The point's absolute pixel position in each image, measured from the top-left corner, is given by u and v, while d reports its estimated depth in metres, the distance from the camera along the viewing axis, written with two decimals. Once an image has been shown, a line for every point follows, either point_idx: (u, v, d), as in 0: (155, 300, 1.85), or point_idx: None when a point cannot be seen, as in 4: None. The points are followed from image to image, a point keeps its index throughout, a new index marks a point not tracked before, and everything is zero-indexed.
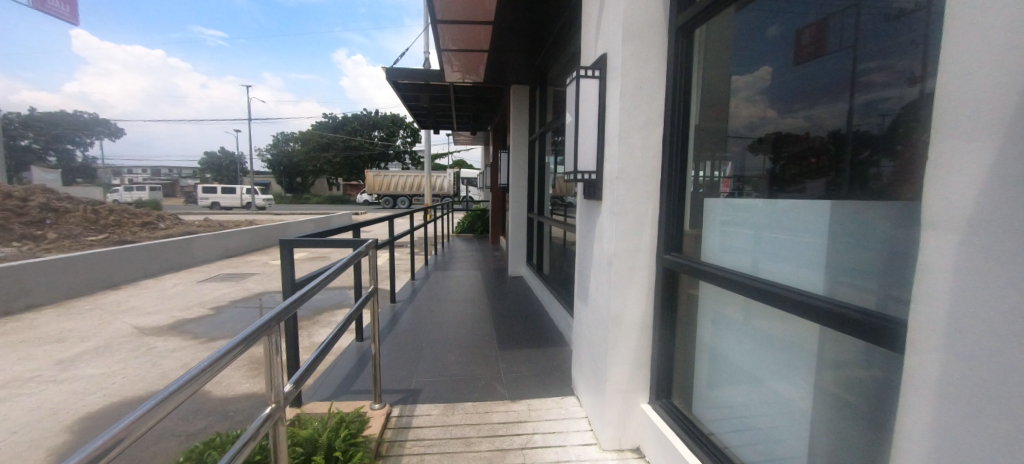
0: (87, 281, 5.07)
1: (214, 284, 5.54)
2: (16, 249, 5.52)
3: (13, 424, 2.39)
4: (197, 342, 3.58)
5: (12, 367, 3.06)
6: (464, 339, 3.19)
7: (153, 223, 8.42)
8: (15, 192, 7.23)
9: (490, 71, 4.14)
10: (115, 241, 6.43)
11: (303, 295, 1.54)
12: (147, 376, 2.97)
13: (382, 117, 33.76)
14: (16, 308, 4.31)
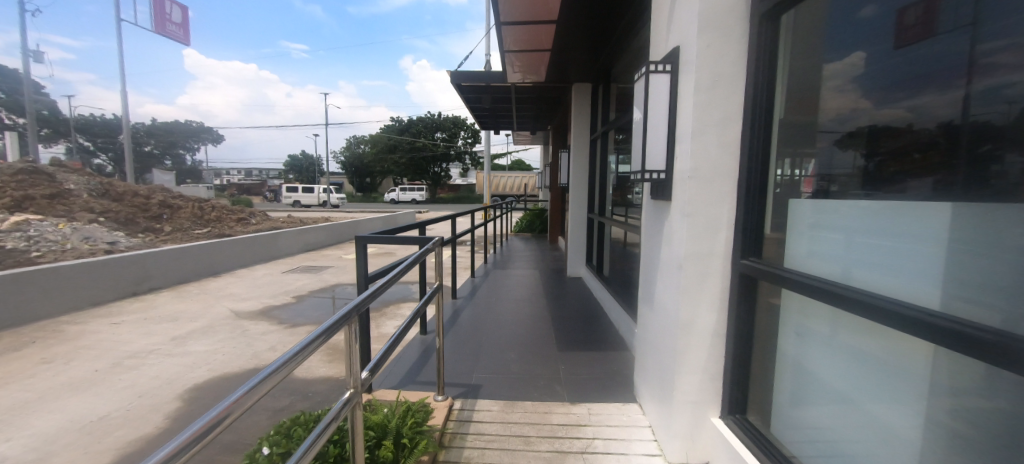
0: (196, 269, 5.82)
1: (296, 275, 6.11)
2: (143, 240, 6.49)
3: (139, 389, 2.80)
4: (282, 326, 3.96)
5: (139, 340, 3.60)
6: (523, 337, 3.20)
7: (247, 219, 9.47)
8: (142, 192, 8.48)
9: (551, 70, 4.13)
10: (218, 235, 7.33)
11: (379, 288, 1.64)
12: (241, 355, 3.33)
13: (444, 119, 35.06)
14: (142, 290, 5.06)
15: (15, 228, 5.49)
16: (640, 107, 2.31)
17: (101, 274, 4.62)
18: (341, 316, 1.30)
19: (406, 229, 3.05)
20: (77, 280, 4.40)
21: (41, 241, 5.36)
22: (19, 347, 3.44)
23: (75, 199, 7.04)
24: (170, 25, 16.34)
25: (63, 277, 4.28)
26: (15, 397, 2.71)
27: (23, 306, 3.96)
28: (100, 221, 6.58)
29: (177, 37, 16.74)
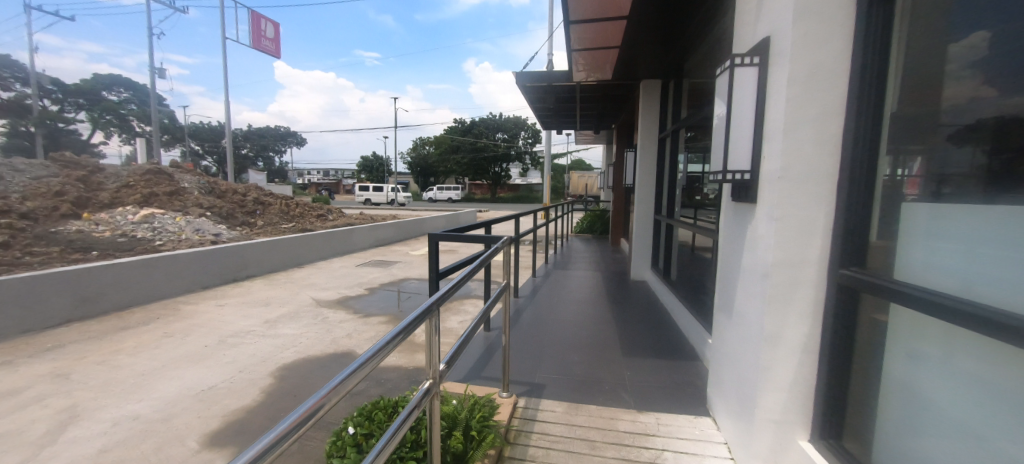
0: (284, 260, 6.43)
1: (368, 268, 6.52)
2: (241, 232, 7.31)
3: (240, 364, 3.16)
4: (357, 315, 4.26)
5: (239, 321, 4.06)
6: (586, 340, 3.17)
7: (325, 215, 10.30)
8: (240, 190, 9.55)
9: (619, 67, 4.03)
10: (301, 229, 8.05)
11: (456, 285, 1.72)
12: (322, 340, 3.64)
13: (506, 120, 35.57)
14: (241, 277, 5.70)
15: (146, 220, 6.45)
16: (723, 102, 2.17)
17: (209, 261, 5.27)
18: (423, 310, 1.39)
19: (474, 227, 3.14)
20: (192, 266, 5.06)
21: (164, 231, 6.24)
22: (148, 321, 4.04)
23: (189, 196, 8.12)
24: (264, 40, 18.12)
25: (181, 264, 4.95)
26: (145, 364, 3.18)
27: (150, 287, 4.63)
28: (207, 215, 7.50)
29: (270, 51, 18.52)
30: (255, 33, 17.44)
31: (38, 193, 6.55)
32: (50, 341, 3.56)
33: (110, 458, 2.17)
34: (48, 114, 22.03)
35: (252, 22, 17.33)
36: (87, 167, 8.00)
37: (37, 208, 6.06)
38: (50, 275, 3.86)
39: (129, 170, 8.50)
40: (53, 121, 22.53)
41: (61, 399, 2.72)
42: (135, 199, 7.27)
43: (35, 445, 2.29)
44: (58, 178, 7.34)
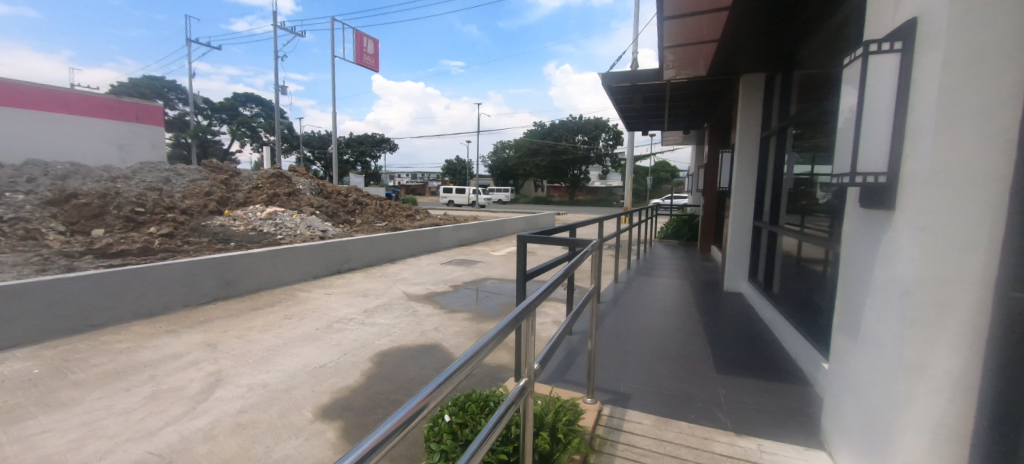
0: (379, 255, 7.03)
1: (452, 266, 6.88)
2: (343, 229, 8.15)
3: (345, 348, 3.54)
4: (443, 310, 4.53)
5: (344, 308, 4.55)
6: (675, 352, 3.01)
7: (413, 215, 11.09)
8: (344, 191, 10.69)
9: (715, 62, 3.80)
10: (393, 228, 8.75)
11: (550, 286, 1.76)
12: (413, 331, 3.92)
13: (586, 122, 35.12)
14: (344, 270, 6.36)
15: (270, 217, 7.48)
16: (854, 92, 1.90)
17: (319, 254, 5.96)
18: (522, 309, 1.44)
19: (559, 230, 3.19)
20: (306, 257, 5.77)
21: (284, 227, 7.19)
22: (272, 303, 4.70)
23: (302, 197, 9.25)
24: (365, 56, 20.00)
25: (298, 255, 5.66)
26: (271, 340, 3.71)
27: (273, 274, 5.37)
28: (316, 213, 8.48)
29: (369, 65, 20.40)
30: (359, 51, 19.45)
31: (194, 193, 7.97)
32: (204, 316, 4.32)
33: (247, 419, 2.60)
34: (202, 128, 26.91)
35: (355, 41, 19.26)
36: (228, 171, 9.52)
37: (193, 206, 7.36)
38: (203, 261, 4.66)
39: (258, 174, 9.95)
40: (204, 134, 27.35)
41: (211, 363, 3.29)
42: (261, 198, 8.49)
43: (193, 400, 2.81)
44: (208, 181, 8.86)
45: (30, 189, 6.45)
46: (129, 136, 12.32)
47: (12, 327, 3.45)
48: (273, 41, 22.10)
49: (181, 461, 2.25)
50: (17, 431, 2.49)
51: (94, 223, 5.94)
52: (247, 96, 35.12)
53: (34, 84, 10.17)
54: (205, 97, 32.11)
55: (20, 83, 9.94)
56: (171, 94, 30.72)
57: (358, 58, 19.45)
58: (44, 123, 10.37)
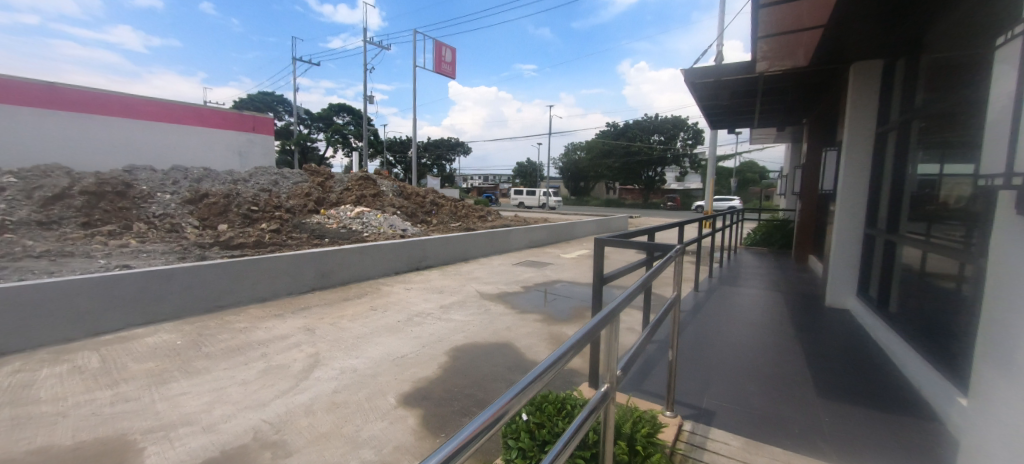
0: (454, 254, 7.36)
1: (524, 267, 6.97)
2: (421, 229, 8.66)
3: (424, 340, 3.76)
4: (514, 310, 4.62)
5: (423, 303, 4.83)
6: (766, 371, 2.76)
7: (484, 216, 11.42)
8: (422, 193, 11.35)
9: (818, 50, 3.45)
10: (466, 228, 9.12)
11: (634, 290, 1.72)
12: (486, 329, 4.06)
13: (663, 122, 33.54)
14: (422, 267, 6.74)
15: (358, 216, 8.18)
16: (1011, 76, 1.60)
17: (401, 251, 6.39)
18: (608, 310, 1.44)
19: (638, 234, 3.16)
20: (390, 254, 6.23)
21: (369, 226, 7.83)
22: (359, 295, 5.15)
23: (385, 197, 9.99)
24: (443, 64, 21.10)
25: (382, 252, 6.12)
26: (360, 328, 4.06)
27: (361, 269, 5.87)
28: (397, 212, 9.11)
29: (447, 73, 21.46)
30: (438, 60, 20.61)
31: (297, 194, 9.00)
32: (304, 303, 4.87)
33: (339, 399, 2.88)
34: (303, 136, 30.35)
35: (435, 51, 20.41)
36: (324, 174, 10.59)
37: (295, 205, 8.30)
38: (304, 255, 5.23)
39: (348, 177, 10.95)
40: (305, 141, 30.84)
41: (310, 346, 3.69)
42: (351, 199, 9.33)
43: (296, 377, 3.18)
44: (308, 183, 9.96)
45: (176, 190, 7.75)
46: (247, 145, 14.25)
47: (165, 303, 4.21)
48: (363, 55, 24.23)
49: (287, 431, 2.55)
50: (166, 391, 3.02)
51: (221, 219, 6.96)
52: (340, 106, 38.93)
53: (180, 103, 12.30)
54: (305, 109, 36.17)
55: (170, 102, 12.10)
56: (279, 107, 35.08)
57: (436, 67, 20.58)
58: (185, 134, 12.44)
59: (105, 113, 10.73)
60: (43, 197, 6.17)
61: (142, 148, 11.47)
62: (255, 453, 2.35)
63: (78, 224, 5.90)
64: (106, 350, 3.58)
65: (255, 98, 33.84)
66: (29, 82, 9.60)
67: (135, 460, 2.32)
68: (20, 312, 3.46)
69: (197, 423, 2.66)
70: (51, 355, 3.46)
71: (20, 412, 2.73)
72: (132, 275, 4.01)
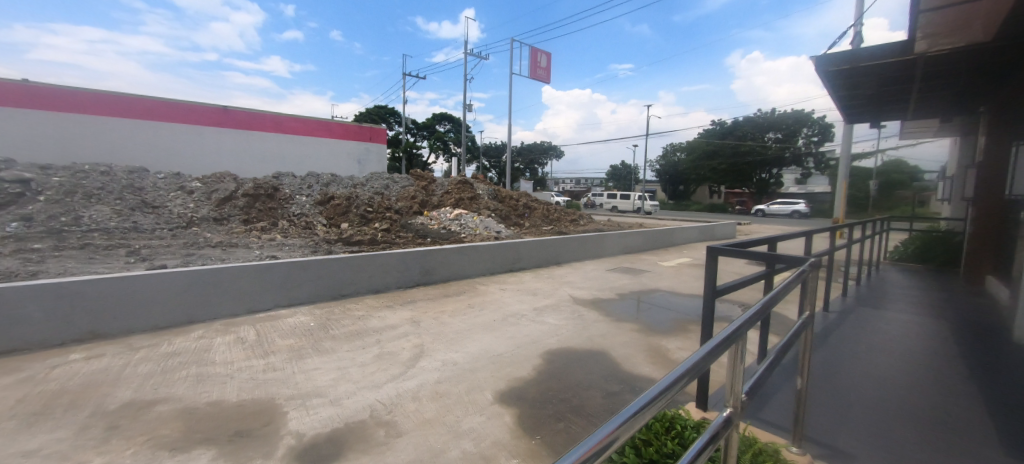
0: (547, 257, 7.40)
1: (618, 274, 6.76)
2: (513, 232, 8.91)
3: (519, 341, 3.86)
4: (609, 318, 4.50)
5: (518, 304, 4.96)
6: (928, 415, 2.27)
7: (576, 220, 11.33)
8: (516, 196, 11.68)
9: (1006, 19, 2.78)
10: (558, 232, 9.14)
11: (762, 309, 1.56)
12: (581, 335, 4.01)
13: (780, 117, 29.83)
14: (515, 269, 6.92)
15: (457, 218, 8.70)
16: None
17: (496, 253, 6.64)
18: (735, 327, 1.33)
19: (756, 245, 2.86)
20: (487, 254, 6.51)
21: (467, 227, 8.29)
22: (458, 293, 5.47)
23: (481, 200, 10.49)
24: (538, 69, 21.51)
25: (479, 252, 6.43)
26: (459, 324, 4.31)
27: (460, 268, 6.24)
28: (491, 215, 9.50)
29: (542, 78, 21.80)
30: (533, 67, 21.10)
31: (405, 197, 9.90)
32: (410, 296, 5.33)
33: (442, 389, 3.08)
34: (409, 144, 33.42)
35: (530, 57, 20.89)
36: (428, 179, 11.50)
37: (403, 207, 9.15)
38: (412, 252, 5.71)
39: (449, 181, 11.71)
40: (410, 149, 33.89)
41: (416, 337, 4.02)
42: (450, 202, 9.96)
43: (404, 364, 3.48)
44: (414, 187, 10.89)
45: (310, 193, 9.06)
46: (365, 153, 15.90)
47: (303, 290, 4.95)
48: (464, 66, 25.77)
49: (397, 413, 2.81)
50: (303, 365, 3.54)
51: (343, 219, 7.96)
52: (441, 115, 42.01)
53: (315, 118, 14.45)
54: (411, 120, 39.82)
55: (307, 118, 14.28)
56: (390, 119, 39.18)
57: (530, 74, 21.08)
58: (317, 145, 14.48)
59: (260, 129, 13.11)
60: (218, 198, 7.72)
61: (285, 157, 13.70)
62: (371, 429, 2.62)
63: (241, 220, 7.25)
64: (260, 326, 4.32)
65: (372, 112, 38.17)
66: (211, 107, 12.21)
67: (280, 421, 2.75)
68: (205, 289, 4.37)
69: (326, 396, 3.07)
70: (223, 326, 4.30)
71: (203, 370, 3.44)
72: (280, 265, 4.77)
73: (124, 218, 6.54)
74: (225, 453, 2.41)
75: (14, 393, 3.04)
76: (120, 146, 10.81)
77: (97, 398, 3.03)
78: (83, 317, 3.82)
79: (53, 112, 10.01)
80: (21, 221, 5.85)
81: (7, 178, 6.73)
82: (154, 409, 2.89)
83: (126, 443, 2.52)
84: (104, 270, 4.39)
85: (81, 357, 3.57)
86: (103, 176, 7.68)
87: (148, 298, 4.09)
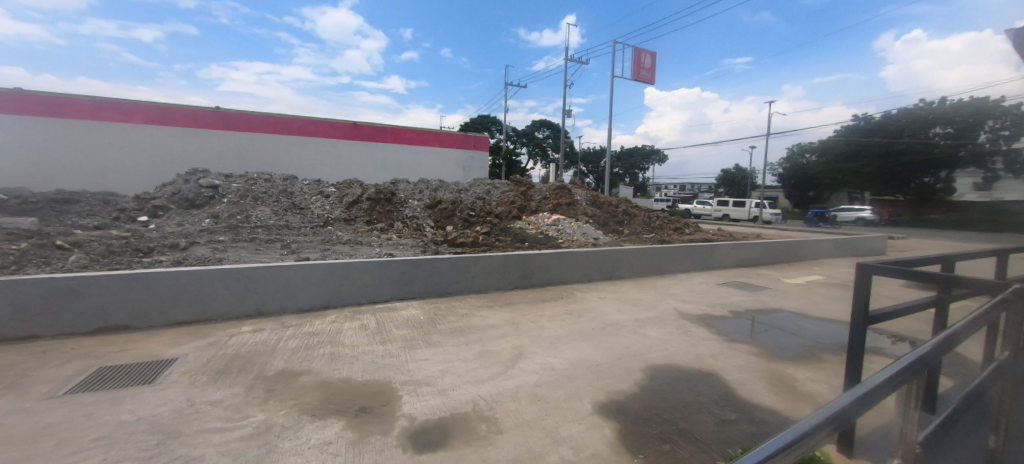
0: (649, 267, 7.03)
1: (731, 289, 6.14)
2: (612, 239, 8.66)
3: (619, 353, 3.76)
4: (721, 338, 4.12)
5: (619, 314, 4.81)
6: None
7: (682, 229, 10.55)
8: (615, 202, 11.33)
9: None
10: (660, 241, 8.63)
11: (939, 348, 1.29)
12: (687, 354, 3.73)
13: (956, 106, 23.93)
14: (614, 277, 6.71)
15: (555, 223, 8.76)
16: None
17: (595, 260, 6.52)
18: (903, 369, 1.14)
19: (928, 265, 2.35)
20: (585, 261, 6.43)
21: (564, 232, 8.31)
22: (556, 298, 5.50)
23: (579, 206, 10.41)
24: (643, 70, 20.66)
25: (578, 259, 6.39)
26: (558, 330, 4.34)
27: (558, 273, 6.27)
28: (588, 221, 9.37)
29: (646, 79, 20.90)
30: (637, 68, 20.41)
31: (505, 202, 10.31)
32: (509, 298, 5.52)
33: (540, 393, 3.13)
34: (509, 151, 34.90)
35: (634, 58, 20.23)
36: (526, 184, 11.77)
37: (503, 211, 9.52)
38: (512, 256, 5.90)
39: (546, 186, 11.84)
40: (510, 156, 35.32)
41: (515, 338, 4.15)
42: (548, 207, 10.08)
43: (504, 364, 3.62)
44: (513, 192, 11.26)
45: (421, 197, 9.92)
46: (470, 160, 16.78)
47: (414, 285, 5.44)
48: (565, 72, 25.86)
49: (498, 410, 2.91)
50: (415, 354, 3.88)
51: (448, 222, 8.58)
52: (540, 122, 43.07)
53: (427, 128, 15.78)
54: (511, 128, 41.61)
55: (421, 129, 15.67)
56: (492, 127, 41.51)
57: (633, 75, 20.41)
58: (427, 153, 15.78)
59: (381, 140, 14.79)
60: (347, 201, 8.90)
61: (399, 164, 15.21)
62: (474, 422, 2.76)
63: (364, 221, 8.26)
64: (379, 315, 4.86)
65: (476, 122, 40.79)
66: (343, 122, 14.18)
67: (396, 403, 3.05)
68: (337, 280, 5.06)
69: (434, 385, 3.32)
70: (351, 313, 4.94)
71: (335, 350, 3.98)
72: (397, 263, 5.32)
73: (280, 217, 7.92)
74: (353, 425, 2.76)
75: (206, 353, 3.89)
76: (277, 158, 13.18)
77: (260, 364, 3.71)
78: (252, 297, 4.73)
79: (235, 132, 12.63)
80: (212, 219, 7.50)
81: (205, 185, 8.67)
82: (301, 379, 3.44)
83: (280, 405, 3.03)
84: (267, 259, 5.38)
85: (249, 329, 4.41)
86: (266, 183, 9.43)
87: (296, 285, 4.89)
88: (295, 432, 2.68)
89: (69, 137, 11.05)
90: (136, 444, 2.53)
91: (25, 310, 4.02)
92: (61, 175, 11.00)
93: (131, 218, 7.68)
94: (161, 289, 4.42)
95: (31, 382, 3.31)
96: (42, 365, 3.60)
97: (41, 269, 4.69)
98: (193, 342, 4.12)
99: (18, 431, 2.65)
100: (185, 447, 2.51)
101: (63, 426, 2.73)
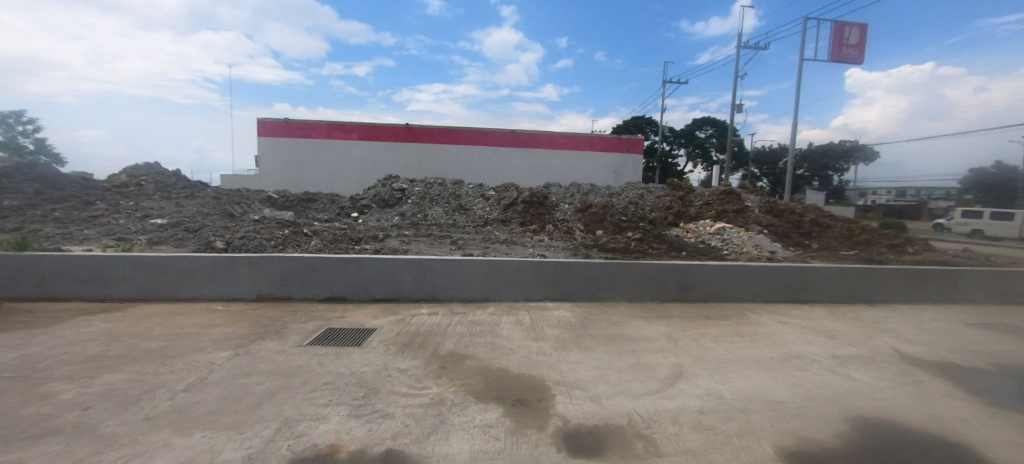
0: (850, 292, 5.69)
1: (993, 334, 4.47)
2: (793, 253, 7.29)
3: (806, 393, 3.14)
4: (976, 399, 3.04)
5: (808, 346, 4.01)
6: None
7: (903, 247, 8.17)
8: (799, 210, 9.54)
9: None
10: (864, 260, 6.89)
11: None
12: (915, 411, 2.87)
13: None
14: (798, 299, 5.64)
15: (718, 231, 7.86)
16: None
17: (773, 277, 5.60)
18: None
19: None
20: (759, 278, 5.58)
21: (730, 243, 7.38)
22: (723, 317, 4.90)
23: (750, 214, 9.10)
24: (846, 48, 16.91)
25: (750, 274, 5.58)
26: (726, 353, 3.86)
27: (725, 288, 5.59)
28: (760, 230, 8.12)
29: (851, 58, 17.02)
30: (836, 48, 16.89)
31: (659, 207, 9.70)
32: (667, 311, 5.16)
33: (705, 421, 2.83)
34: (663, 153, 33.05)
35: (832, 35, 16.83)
36: (685, 188, 10.86)
37: (656, 217, 9.00)
38: (670, 266, 5.54)
39: (709, 191, 10.71)
40: (664, 158, 33.31)
41: (674, 355, 3.86)
42: (710, 214, 9.06)
43: (662, 381, 3.40)
44: (669, 197, 10.53)
45: (572, 200, 10.11)
46: (622, 163, 16.30)
47: (567, 287, 5.56)
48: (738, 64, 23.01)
49: (656, 430, 2.74)
50: (567, 356, 3.96)
51: (598, 226, 8.54)
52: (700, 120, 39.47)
53: (579, 134, 16.01)
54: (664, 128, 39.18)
55: (573, 134, 15.99)
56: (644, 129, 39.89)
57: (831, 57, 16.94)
58: (578, 158, 15.96)
59: (535, 146, 15.64)
60: (504, 203, 9.68)
61: (550, 168, 15.81)
62: (629, 437, 2.66)
63: (519, 223, 8.86)
64: (533, 313, 5.13)
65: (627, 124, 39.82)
66: (503, 131, 15.46)
67: (550, 401, 3.16)
68: (497, 275, 5.55)
69: (587, 390, 3.33)
70: (508, 307, 5.35)
71: (495, 340, 4.36)
72: (552, 263, 5.52)
73: (450, 216, 9.10)
74: (511, 414, 2.96)
75: (396, 328, 4.71)
76: (447, 166, 15.24)
77: (434, 343, 4.30)
78: (430, 284, 5.55)
79: (417, 144, 15.08)
80: (400, 217, 9.10)
81: (395, 188, 10.57)
82: (467, 362, 3.87)
83: (450, 382, 3.47)
84: (444, 253, 6.24)
85: (427, 312, 5.18)
86: (440, 186, 10.97)
87: (464, 277, 5.54)
88: (463, 410, 3.02)
89: (312, 153, 14.91)
90: (350, 393, 3.23)
91: (286, 278, 5.56)
92: (306, 180, 14.94)
93: (347, 214, 9.91)
94: (368, 271, 5.54)
95: (289, 332, 4.54)
96: (295, 320, 4.92)
97: (298, 250, 6.44)
98: (387, 317, 5.05)
99: (282, 367, 3.67)
100: (382, 403, 3.08)
101: (306, 368, 3.66)
